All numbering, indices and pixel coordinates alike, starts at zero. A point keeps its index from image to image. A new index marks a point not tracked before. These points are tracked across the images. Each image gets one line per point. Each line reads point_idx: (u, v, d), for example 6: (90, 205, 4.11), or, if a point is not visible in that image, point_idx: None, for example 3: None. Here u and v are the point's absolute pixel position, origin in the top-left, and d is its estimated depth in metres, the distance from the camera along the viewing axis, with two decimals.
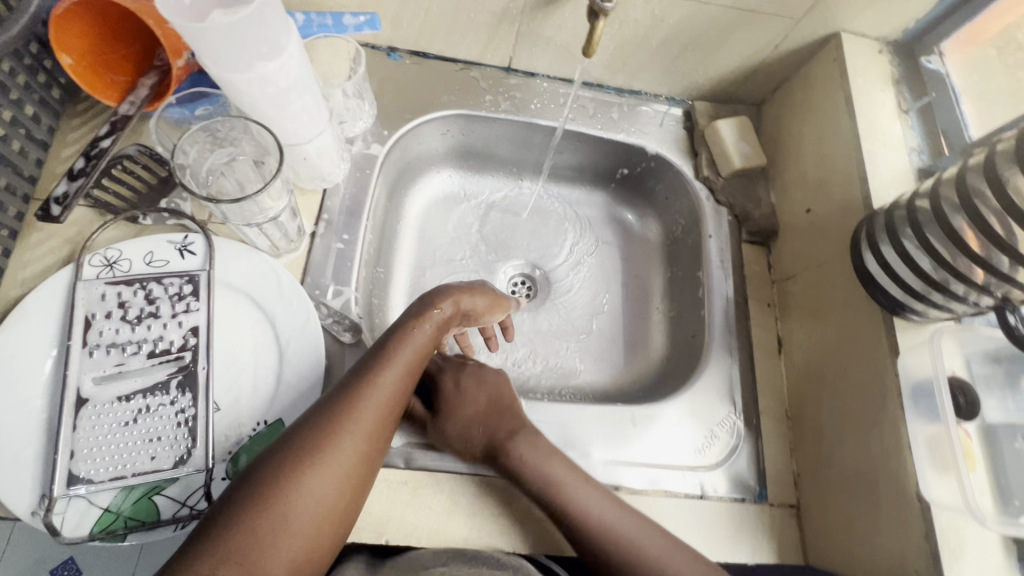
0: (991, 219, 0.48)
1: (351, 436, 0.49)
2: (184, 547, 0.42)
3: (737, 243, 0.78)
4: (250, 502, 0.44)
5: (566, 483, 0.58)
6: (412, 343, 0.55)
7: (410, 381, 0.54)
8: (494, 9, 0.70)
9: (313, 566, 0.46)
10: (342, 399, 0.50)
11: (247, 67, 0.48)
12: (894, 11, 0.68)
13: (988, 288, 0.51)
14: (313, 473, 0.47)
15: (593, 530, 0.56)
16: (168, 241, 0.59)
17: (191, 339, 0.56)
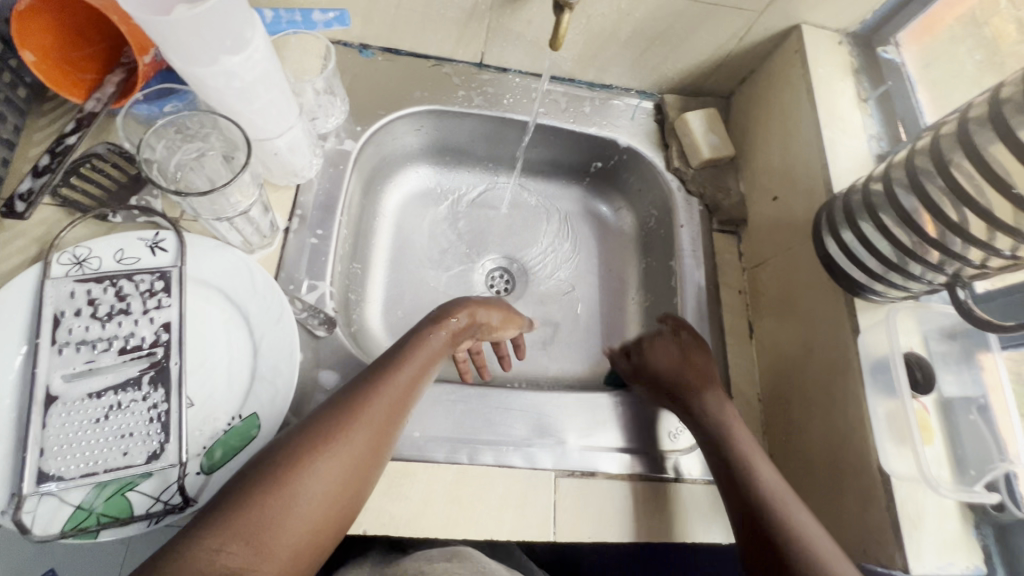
0: (940, 199, 0.50)
1: (365, 426, 0.51)
2: (196, 523, 0.44)
3: (708, 233, 0.80)
4: (262, 482, 0.46)
5: (750, 451, 0.58)
6: (427, 349, 0.59)
7: (422, 383, 0.57)
8: (462, 5, 0.71)
9: (314, 556, 0.47)
10: (358, 394, 0.53)
11: (212, 61, 0.48)
12: (850, 3, 0.70)
13: (942, 266, 0.52)
14: (325, 459, 0.48)
15: (754, 489, 0.54)
16: (138, 238, 0.59)
17: (163, 335, 0.56)
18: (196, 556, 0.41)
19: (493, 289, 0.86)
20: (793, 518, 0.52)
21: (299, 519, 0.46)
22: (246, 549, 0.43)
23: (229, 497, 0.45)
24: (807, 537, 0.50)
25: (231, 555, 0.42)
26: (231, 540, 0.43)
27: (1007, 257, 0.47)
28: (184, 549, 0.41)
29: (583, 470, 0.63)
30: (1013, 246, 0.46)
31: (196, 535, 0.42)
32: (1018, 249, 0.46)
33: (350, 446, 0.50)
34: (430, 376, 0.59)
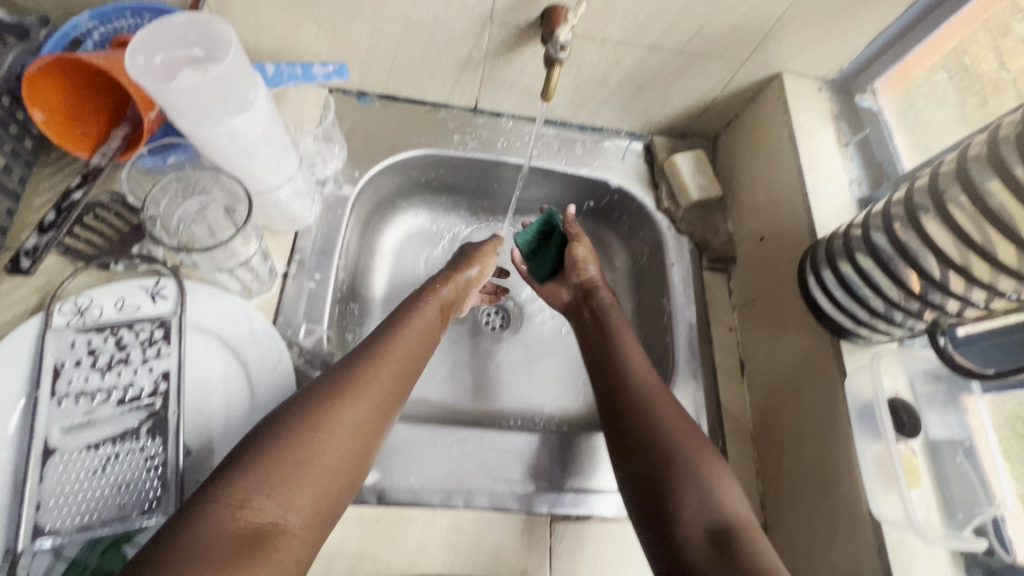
0: (913, 250, 0.52)
1: (373, 386, 0.54)
2: (212, 483, 0.45)
3: (698, 271, 0.82)
4: (278, 442, 0.47)
5: (622, 332, 0.71)
6: (422, 317, 0.65)
7: (419, 348, 0.61)
8: (458, 55, 0.74)
9: (334, 510, 0.49)
10: (361, 358, 0.56)
11: (215, 121, 0.50)
12: (829, 54, 0.73)
13: (923, 316, 0.54)
14: (341, 413, 0.51)
15: (621, 361, 0.67)
16: (139, 286, 0.60)
17: (162, 384, 0.57)
18: (222, 512, 0.43)
19: (489, 325, 0.88)
20: (642, 380, 0.64)
21: (320, 471, 0.48)
22: (269, 502, 0.44)
23: (247, 457, 0.46)
24: (655, 395, 0.62)
25: (254, 510, 0.43)
26: (253, 496, 0.44)
27: (981, 308, 0.50)
28: (208, 508, 0.42)
29: (578, 514, 0.64)
30: (985, 298, 0.49)
31: (218, 496, 0.43)
32: (991, 300, 0.49)
33: (363, 403, 0.53)
34: (428, 341, 0.64)
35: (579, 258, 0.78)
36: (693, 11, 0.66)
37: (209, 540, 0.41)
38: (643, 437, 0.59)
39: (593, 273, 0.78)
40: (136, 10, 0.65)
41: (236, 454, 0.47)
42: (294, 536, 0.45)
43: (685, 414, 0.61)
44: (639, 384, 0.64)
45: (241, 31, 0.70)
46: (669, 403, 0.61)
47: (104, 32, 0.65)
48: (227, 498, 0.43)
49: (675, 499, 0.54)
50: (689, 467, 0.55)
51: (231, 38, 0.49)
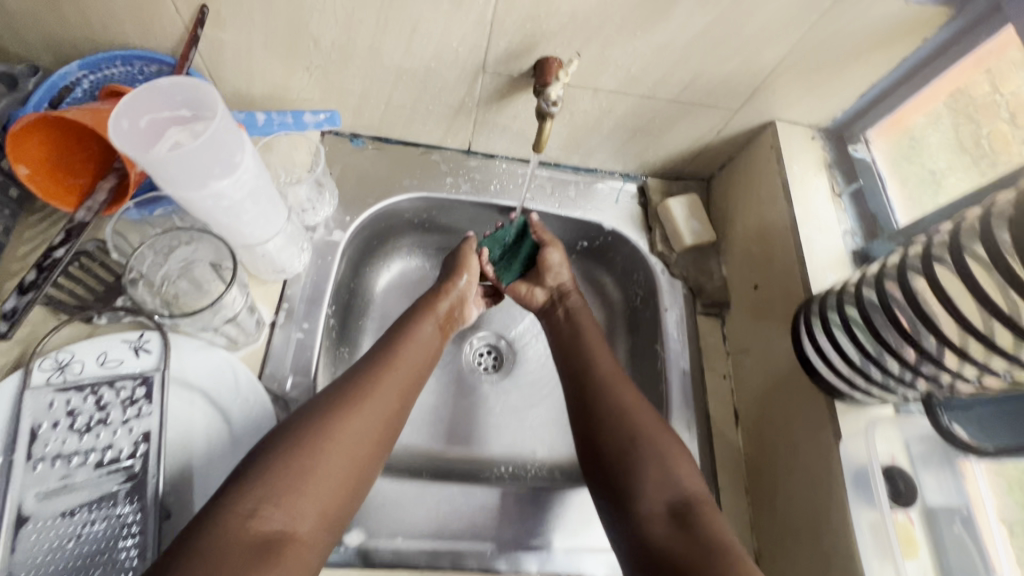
0: (899, 316, 0.53)
1: (370, 403, 0.59)
2: (225, 494, 0.50)
3: (693, 316, 0.81)
4: (283, 456, 0.53)
5: (587, 329, 0.75)
6: (420, 335, 0.70)
7: (415, 367, 0.66)
8: (450, 102, 0.74)
9: (337, 517, 0.54)
10: (359, 377, 0.61)
11: (201, 185, 0.49)
12: (822, 104, 0.72)
13: (917, 386, 0.54)
14: (342, 432, 0.56)
15: (587, 358, 0.71)
16: (123, 340, 0.59)
17: (141, 446, 0.55)
18: (234, 520, 0.48)
19: (481, 365, 0.87)
20: (605, 373, 0.68)
21: (323, 481, 0.53)
22: (277, 511, 0.50)
23: (255, 469, 0.52)
24: (620, 390, 0.66)
25: (264, 518, 0.49)
26: (261, 505, 0.49)
27: (973, 384, 0.51)
28: (221, 517, 0.48)
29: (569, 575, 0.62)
30: (978, 374, 0.50)
31: (231, 506, 0.49)
32: (983, 376, 0.50)
33: (363, 421, 0.58)
34: (425, 359, 0.69)
35: (553, 264, 0.79)
36: (685, 64, 0.66)
37: (224, 547, 0.46)
38: (607, 426, 0.64)
39: (566, 277, 0.80)
40: (126, 59, 0.64)
41: (245, 466, 0.52)
42: (301, 540, 0.50)
43: (646, 404, 0.66)
44: (604, 380, 0.68)
45: (233, 78, 0.69)
46: (631, 395, 0.66)
47: (94, 79, 0.65)
48: (239, 507, 0.49)
49: (638, 483, 0.59)
50: (651, 448, 0.61)
51: (217, 101, 0.49)
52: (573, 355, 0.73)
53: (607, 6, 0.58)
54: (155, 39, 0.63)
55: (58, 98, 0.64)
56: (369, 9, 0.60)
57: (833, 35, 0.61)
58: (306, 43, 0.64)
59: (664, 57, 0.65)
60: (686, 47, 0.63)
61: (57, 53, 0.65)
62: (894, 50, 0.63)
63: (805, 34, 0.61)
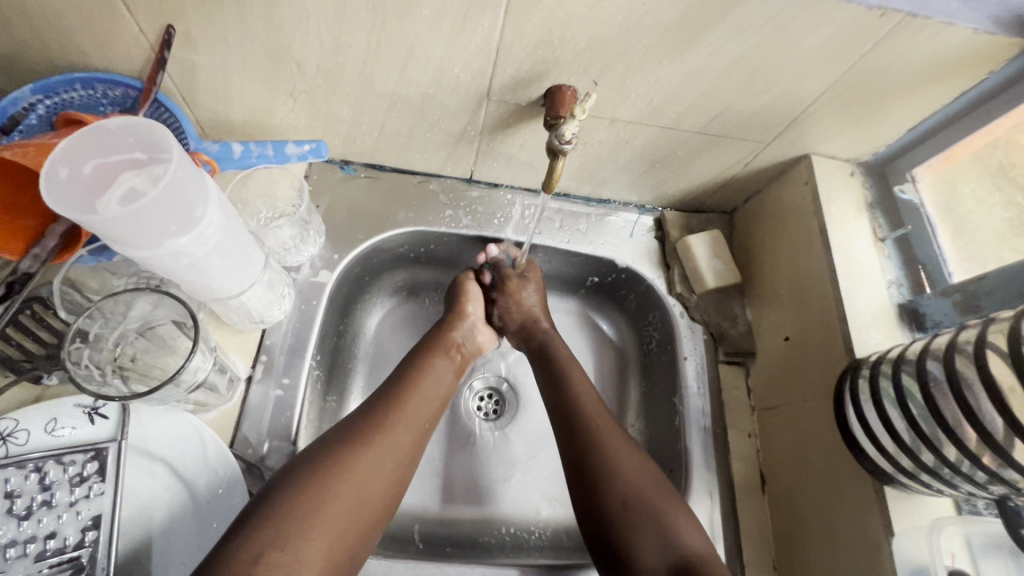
0: (966, 394, 0.45)
1: (389, 437, 0.54)
2: (228, 537, 0.44)
3: (713, 365, 0.74)
4: (291, 495, 0.47)
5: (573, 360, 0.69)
6: (436, 365, 0.64)
7: (434, 398, 0.61)
8: (451, 130, 0.66)
9: (344, 568, 0.47)
10: (378, 410, 0.56)
11: (154, 245, 0.42)
12: (864, 138, 0.65)
13: (985, 486, 0.46)
14: (357, 467, 0.50)
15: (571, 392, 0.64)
16: (76, 404, 0.52)
17: (90, 533, 0.48)
18: (236, 566, 0.41)
19: (481, 411, 0.79)
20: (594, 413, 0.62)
21: (331, 522, 0.47)
22: (283, 555, 0.43)
23: (262, 510, 0.46)
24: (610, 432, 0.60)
25: (269, 563, 0.42)
26: (266, 550, 0.43)
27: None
28: (224, 564, 0.41)
29: None
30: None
31: (232, 552, 0.42)
32: None
33: (379, 455, 0.52)
34: (443, 391, 0.63)
35: (512, 295, 0.72)
36: (715, 94, 0.58)
37: None
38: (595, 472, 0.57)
39: (532, 305, 0.73)
40: (87, 81, 0.57)
41: (251, 508, 0.46)
42: None
43: (635, 449, 0.59)
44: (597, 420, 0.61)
45: (208, 102, 0.62)
46: (617, 438, 0.60)
47: (50, 105, 0.57)
48: (242, 551, 0.42)
49: (635, 541, 0.53)
50: (647, 506, 0.54)
51: (174, 144, 0.42)
52: (552, 388, 0.66)
53: (630, 32, 0.51)
54: (118, 60, 0.56)
55: (9, 126, 0.55)
56: (358, 31, 0.52)
57: (885, 66, 0.54)
58: (288, 67, 0.57)
59: (691, 87, 0.57)
60: (716, 76, 0.56)
61: (9, 74, 0.58)
62: (954, 82, 0.56)
63: (854, 64, 0.54)
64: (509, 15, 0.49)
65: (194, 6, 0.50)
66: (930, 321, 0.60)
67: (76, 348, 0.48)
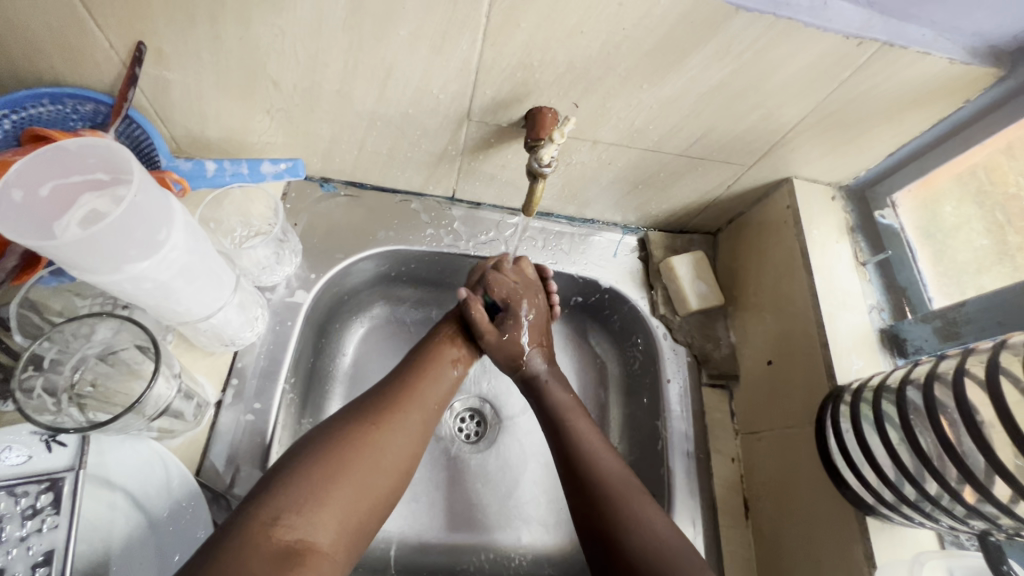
0: (945, 427, 0.44)
1: (408, 415, 0.54)
2: (247, 501, 0.44)
3: (697, 388, 0.73)
4: (307, 463, 0.46)
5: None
6: (448, 355, 0.63)
7: (445, 382, 0.60)
8: (432, 149, 0.66)
9: (360, 539, 0.46)
10: (396, 385, 0.56)
11: (113, 269, 0.41)
12: (844, 163, 0.65)
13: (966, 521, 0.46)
14: (374, 440, 0.50)
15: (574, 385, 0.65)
16: (32, 431, 0.50)
17: (41, 570, 0.46)
18: (254, 528, 0.41)
19: (462, 433, 0.77)
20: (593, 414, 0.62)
21: (347, 488, 0.46)
22: (301, 519, 0.43)
23: (282, 473, 0.45)
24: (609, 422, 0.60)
25: (287, 526, 0.42)
26: (285, 514, 0.43)
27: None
28: (243, 527, 0.41)
29: None
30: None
31: (251, 514, 0.42)
32: None
33: (395, 428, 0.52)
34: (453, 384, 0.61)
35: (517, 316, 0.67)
36: (696, 119, 0.58)
37: (247, 559, 0.39)
38: (591, 475, 0.55)
39: (525, 342, 0.67)
40: (55, 97, 0.55)
41: (269, 473, 0.46)
42: (324, 556, 0.43)
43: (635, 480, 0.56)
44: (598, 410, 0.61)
45: (182, 119, 0.61)
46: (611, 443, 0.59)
47: (16, 119, 0.55)
48: (259, 515, 0.42)
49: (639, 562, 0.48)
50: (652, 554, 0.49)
51: (135, 165, 0.40)
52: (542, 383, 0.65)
53: (610, 56, 0.50)
54: (88, 76, 0.55)
55: None
56: (335, 51, 0.51)
57: (863, 93, 0.54)
58: (265, 85, 0.56)
59: (672, 111, 0.57)
60: (696, 101, 0.55)
61: None
62: (931, 110, 0.56)
63: (832, 91, 0.54)
64: (488, 37, 0.49)
65: (167, 23, 0.49)
66: (911, 346, 0.59)
67: (28, 376, 0.46)
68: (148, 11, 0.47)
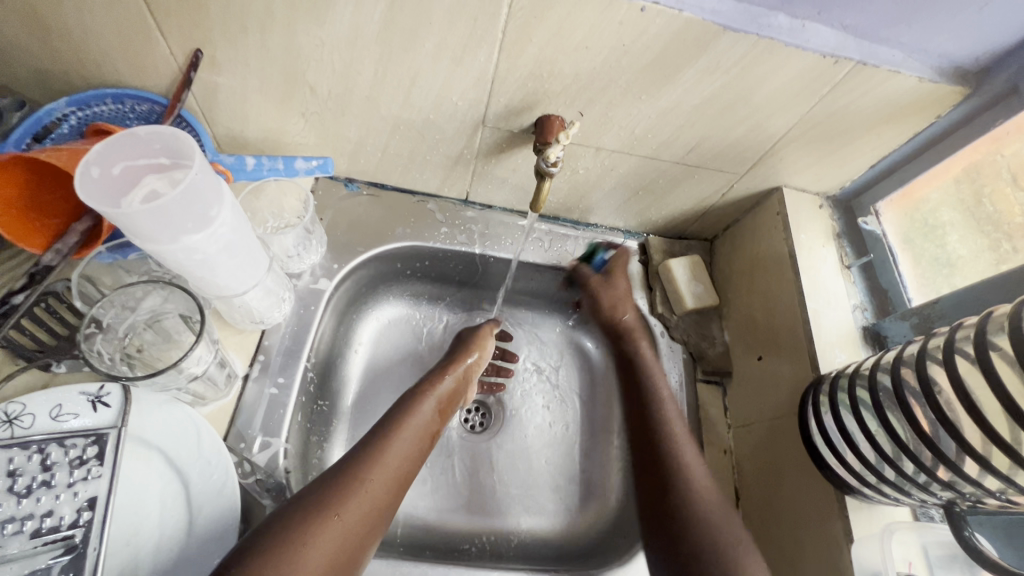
0: (915, 408, 0.48)
1: (371, 488, 0.55)
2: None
3: (691, 383, 0.77)
4: (265, 549, 0.47)
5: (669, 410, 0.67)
6: (418, 415, 0.63)
7: (415, 447, 0.61)
8: (449, 153, 0.72)
9: None
10: (365, 455, 0.57)
11: (172, 240, 0.47)
12: (830, 174, 0.71)
13: (934, 491, 0.49)
14: (330, 525, 0.50)
15: (659, 424, 0.66)
16: (81, 392, 0.55)
17: (84, 514, 0.50)
18: None
19: (467, 423, 0.81)
20: (691, 474, 0.61)
21: None
22: None
23: (238, 565, 0.46)
24: (685, 464, 0.62)
25: None
26: None
27: (999, 498, 0.45)
28: None
29: None
30: (1002, 487, 0.44)
31: None
32: (1006, 492, 0.44)
33: (357, 508, 0.53)
34: (422, 440, 0.62)
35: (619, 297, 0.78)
36: (691, 127, 0.64)
37: None
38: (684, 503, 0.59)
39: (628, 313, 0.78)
40: (117, 97, 0.63)
41: (232, 555, 0.47)
42: None
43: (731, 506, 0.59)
44: (684, 473, 0.61)
45: (224, 119, 0.68)
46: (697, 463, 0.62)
47: (81, 116, 0.63)
48: None
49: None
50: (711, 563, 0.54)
51: (194, 150, 0.47)
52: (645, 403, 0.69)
53: (612, 69, 0.56)
54: (146, 79, 0.62)
55: (42, 133, 0.61)
56: (367, 61, 0.58)
57: (842, 109, 0.60)
58: (303, 90, 0.63)
59: (668, 121, 0.63)
60: (690, 112, 0.61)
61: (46, 88, 0.63)
62: (906, 125, 0.62)
63: (814, 105, 0.59)
64: (503, 50, 0.55)
65: (222, 33, 0.56)
66: (891, 341, 0.64)
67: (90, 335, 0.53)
68: (207, 22, 0.54)
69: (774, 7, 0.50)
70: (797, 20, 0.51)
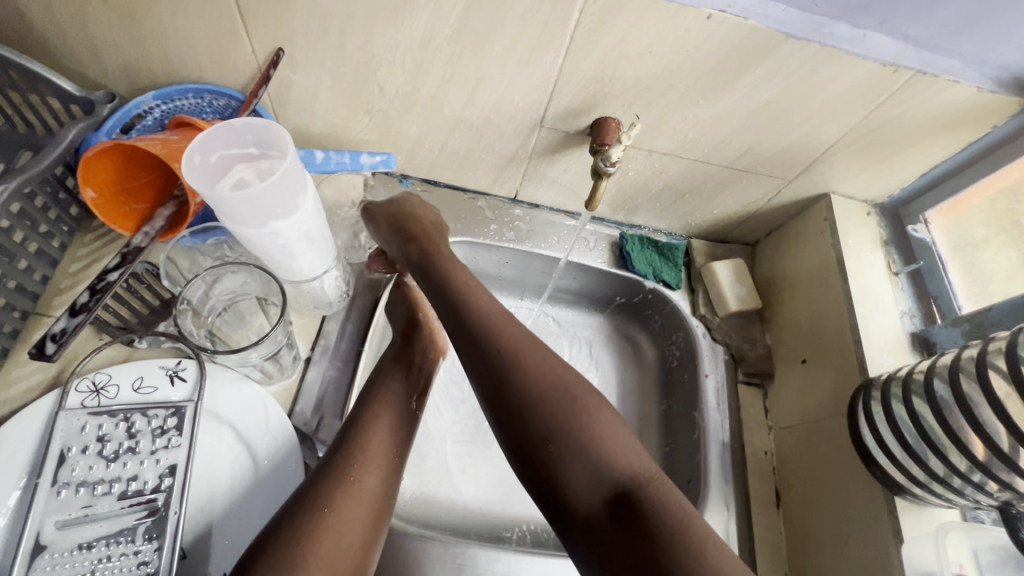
0: (971, 409, 0.49)
1: (360, 479, 0.53)
2: None
3: (733, 383, 0.77)
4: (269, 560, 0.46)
5: (479, 300, 0.55)
6: (392, 394, 0.61)
7: (392, 426, 0.59)
8: (504, 152, 0.74)
9: None
10: (351, 445, 0.55)
11: (260, 224, 0.50)
12: (879, 182, 0.72)
13: (991, 491, 0.50)
14: (327, 526, 0.49)
15: (469, 309, 0.54)
16: (159, 366, 0.58)
17: (166, 480, 0.53)
18: None
19: None
20: (524, 367, 0.50)
21: None
22: None
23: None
24: (511, 350, 0.51)
25: None
26: None
27: None
28: None
29: None
30: None
31: None
32: None
33: (351, 503, 0.51)
34: (403, 418, 0.60)
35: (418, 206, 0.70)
36: (743, 133, 0.65)
37: None
38: (515, 398, 0.49)
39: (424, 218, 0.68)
40: (198, 92, 0.67)
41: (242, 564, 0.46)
42: None
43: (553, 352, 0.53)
44: (512, 357, 0.51)
45: (294, 115, 0.71)
46: (529, 339, 0.52)
47: (164, 110, 0.67)
48: None
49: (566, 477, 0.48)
50: (571, 444, 0.48)
51: (284, 141, 0.50)
52: (450, 298, 0.55)
53: (673, 74, 0.58)
54: (225, 75, 0.66)
55: (129, 126, 0.65)
56: (437, 62, 0.61)
57: (896, 117, 0.61)
58: (372, 89, 0.66)
59: (723, 126, 0.64)
60: (746, 117, 0.63)
61: (131, 83, 0.67)
62: (962, 134, 0.62)
63: (868, 113, 0.61)
64: (569, 54, 0.57)
65: (304, 33, 0.59)
66: (942, 346, 0.65)
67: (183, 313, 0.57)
68: (292, 22, 0.58)
69: (837, 17, 0.52)
70: (858, 30, 0.53)
